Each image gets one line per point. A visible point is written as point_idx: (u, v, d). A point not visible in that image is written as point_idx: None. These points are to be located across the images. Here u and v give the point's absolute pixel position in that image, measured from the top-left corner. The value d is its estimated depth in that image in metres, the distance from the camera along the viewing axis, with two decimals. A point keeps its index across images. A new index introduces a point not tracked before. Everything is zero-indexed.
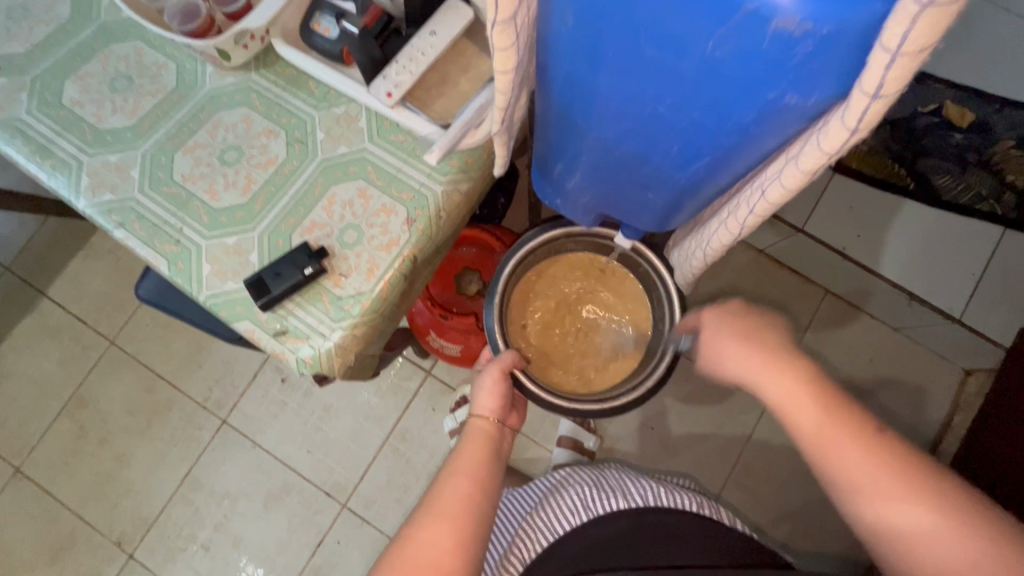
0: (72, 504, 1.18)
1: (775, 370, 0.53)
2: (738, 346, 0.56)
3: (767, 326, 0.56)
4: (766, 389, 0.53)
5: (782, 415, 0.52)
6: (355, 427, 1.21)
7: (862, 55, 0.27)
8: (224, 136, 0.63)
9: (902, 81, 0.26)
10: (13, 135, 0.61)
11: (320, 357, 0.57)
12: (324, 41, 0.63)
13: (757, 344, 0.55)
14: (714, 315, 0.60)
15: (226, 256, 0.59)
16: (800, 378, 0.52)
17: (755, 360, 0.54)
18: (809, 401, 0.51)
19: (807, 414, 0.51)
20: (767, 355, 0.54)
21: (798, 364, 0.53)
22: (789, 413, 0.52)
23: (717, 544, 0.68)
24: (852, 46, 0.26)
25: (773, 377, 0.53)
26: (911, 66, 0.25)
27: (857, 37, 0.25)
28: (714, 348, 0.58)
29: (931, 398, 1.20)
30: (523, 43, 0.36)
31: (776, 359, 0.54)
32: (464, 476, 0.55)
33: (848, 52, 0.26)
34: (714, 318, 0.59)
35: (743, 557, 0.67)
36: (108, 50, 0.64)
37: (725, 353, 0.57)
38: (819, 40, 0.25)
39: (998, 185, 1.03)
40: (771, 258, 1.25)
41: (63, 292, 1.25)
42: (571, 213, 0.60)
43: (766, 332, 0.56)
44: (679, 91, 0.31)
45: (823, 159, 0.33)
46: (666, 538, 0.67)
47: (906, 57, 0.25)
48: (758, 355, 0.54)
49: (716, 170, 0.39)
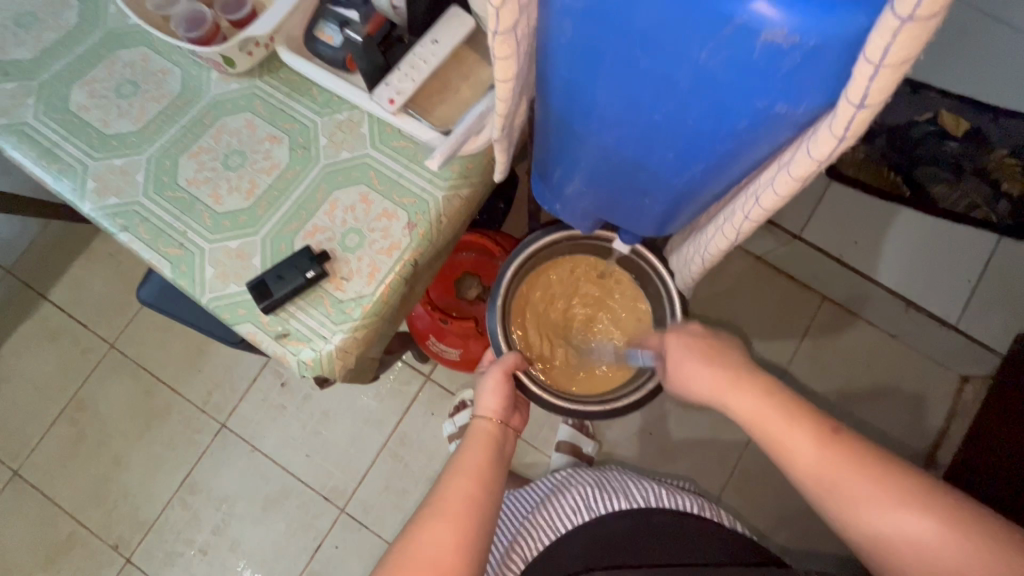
0: (70, 508, 1.18)
1: (735, 385, 0.55)
2: (699, 367, 0.58)
3: (724, 347, 0.59)
4: (732, 403, 0.55)
5: (753, 429, 0.54)
6: (354, 431, 1.22)
7: (848, 66, 0.28)
8: (228, 141, 0.64)
9: (886, 91, 0.27)
10: (20, 140, 0.62)
11: (321, 359, 0.58)
12: (328, 49, 0.63)
13: (716, 362, 0.58)
14: (673, 344, 0.62)
15: (229, 259, 0.60)
16: (765, 387, 0.54)
17: (718, 377, 0.56)
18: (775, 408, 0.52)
19: (775, 421, 0.52)
20: (725, 372, 0.56)
21: (761, 377, 0.55)
22: (757, 424, 0.53)
23: (717, 543, 0.68)
24: (838, 58, 0.27)
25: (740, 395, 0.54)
26: (894, 78, 0.26)
27: (843, 49, 0.26)
28: (677, 375, 0.61)
29: (928, 404, 1.20)
30: (523, 52, 0.37)
31: (737, 375, 0.56)
32: (467, 475, 0.56)
33: (835, 64, 0.27)
34: (671, 347, 0.62)
35: (742, 556, 0.67)
36: (114, 56, 0.65)
37: (688, 376, 0.59)
38: (806, 52, 0.26)
39: (993, 194, 1.04)
40: (769, 264, 1.26)
41: (64, 296, 1.26)
42: (571, 218, 0.61)
43: (724, 352, 0.58)
44: (674, 99, 0.32)
45: (814, 165, 0.34)
46: (668, 538, 0.68)
47: (889, 69, 0.26)
48: (719, 374, 0.56)
49: (710, 176, 0.40)
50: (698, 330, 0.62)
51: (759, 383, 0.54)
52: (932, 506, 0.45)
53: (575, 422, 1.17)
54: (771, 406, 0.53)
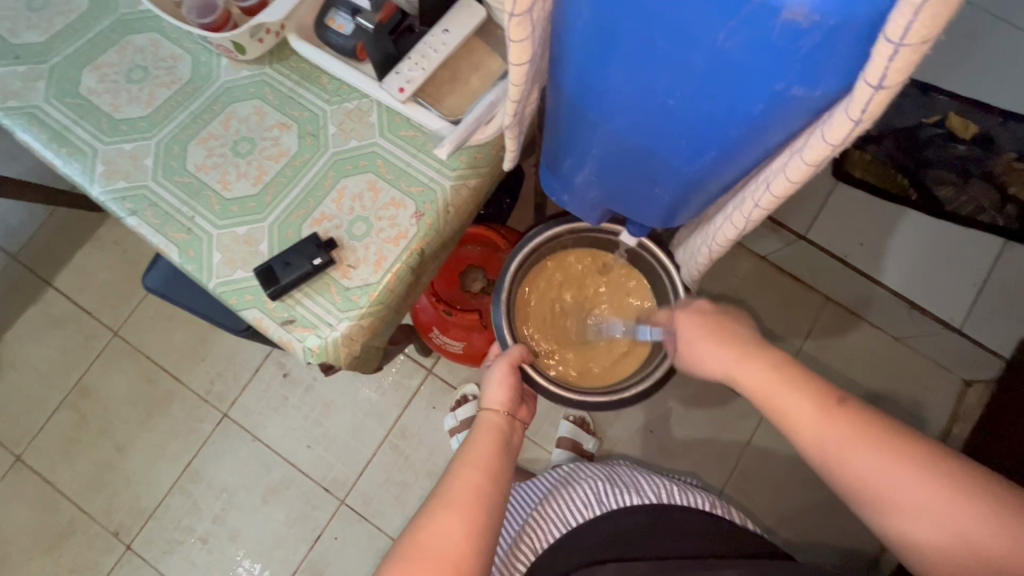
0: (71, 494, 1.19)
1: (751, 361, 0.54)
2: (711, 346, 0.57)
3: (730, 323, 0.58)
4: (747, 381, 0.54)
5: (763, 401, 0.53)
6: (355, 423, 1.22)
7: (867, 47, 0.28)
8: (237, 128, 0.64)
9: (904, 72, 0.27)
10: (31, 122, 0.62)
11: (326, 346, 0.58)
12: (339, 37, 0.64)
13: (730, 340, 0.56)
14: (683, 323, 0.60)
15: (236, 245, 0.60)
16: (775, 362, 0.53)
17: (734, 355, 0.55)
18: (791, 388, 0.51)
19: (793, 403, 0.51)
20: (741, 348, 0.55)
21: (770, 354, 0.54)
22: (773, 401, 0.52)
23: (726, 537, 0.68)
24: (857, 38, 0.27)
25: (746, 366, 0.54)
26: (913, 59, 0.26)
27: (863, 27, 0.26)
28: (690, 356, 0.59)
29: (930, 407, 1.20)
30: (538, 36, 0.37)
31: (750, 349, 0.55)
32: (476, 466, 0.56)
33: (854, 43, 0.27)
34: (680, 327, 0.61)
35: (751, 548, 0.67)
36: (125, 41, 0.66)
37: (702, 357, 0.58)
38: (826, 32, 0.26)
39: (1000, 198, 1.03)
40: (773, 264, 1.26)
41: (69, 283, 1.26)
42: (578, 209, 0.61)
43: (731, 329, 0.57)
44: (690, 82, 0.32)
45: (828, 150, 0.34)
46: (680, 530, 0.68)
47: (909, 49, 0.26)
48: (729, 349, 0.56)
49: (723, 164, 0.40)
50: (706, 305, 0.60)
51: (772, 361, 0.54)
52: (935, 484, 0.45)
53: (576, 419, 1.18)
54: (790, 384, 0.52)
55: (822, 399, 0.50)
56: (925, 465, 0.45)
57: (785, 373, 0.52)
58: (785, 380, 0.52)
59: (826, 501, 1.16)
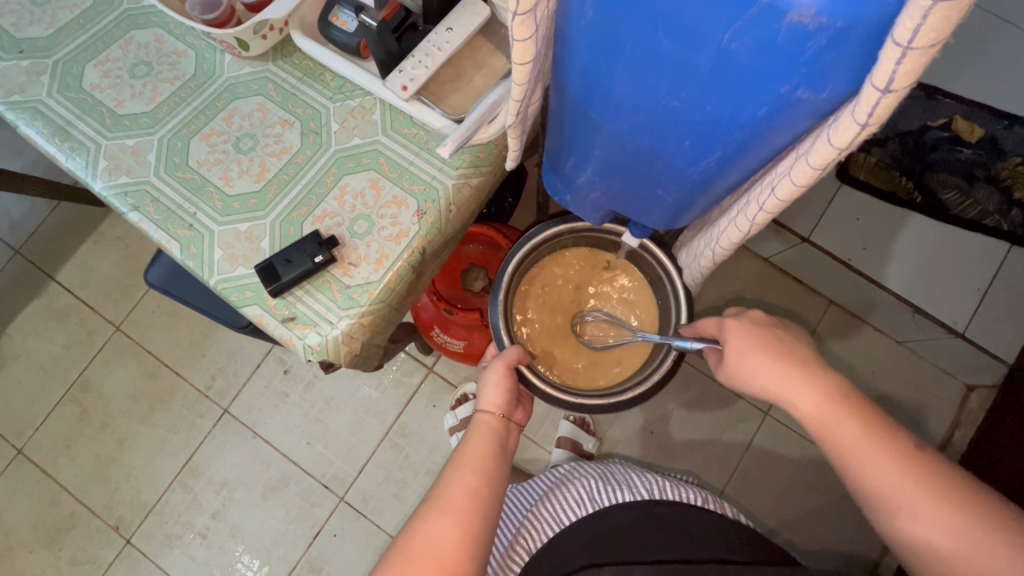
0: (72, 487, 1.19)
1: (807, 384, 0.53)
2: (766, 363, 0.55)
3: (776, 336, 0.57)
4: (798, 401, 0.53)
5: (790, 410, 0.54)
6: (355, 421, 1.22)
7: (875, 49, 0.27)
8: (240, 124, 0.64)
9: (912, 76, 0.27)
10: (34, 117, 0.62)
11: (326, 344, 0.58)
12: (342, 35, 0.62)
13: (787, 359, 0.55)
14: (733, 331, 0.59)
15: (237, 242, 0.60)
16: (833, 389, 0.52)
17: (788, 373, 0.54)
18: (849, 415, 0.51)
19: (847, 429, 0.50)
20: (797, 369, 0.54)
21: (827, 378, 0.53)
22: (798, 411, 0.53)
23: (723, 533, 0.68)
24: (864, 40, 0.27)
25: (786, 382, 0.54)
26: (921, 62, 0.26)
27: (871, 30, 0.26)
28: (736, 368, 0.58)
29: (931, 412, 1.20)
30: (542, 36, 0.37)
31: (802, 369, 0.54)
32: (470, 469, 0.56)
33: (860, 46, 0.27)
34: (731, 335, 0.59)
35: (747, 546, 0.66)
36: (130, 36, 0.66)
37: (752, 370, 0.56)
38: (833, 34, 0.26)
39: (1005, 202, 1.02)
40: (775, 267, 1.26)
41: (71, 277, 1.26)
42: (580, 209, 0.61)
43: (788, 347, 0.56)
44: (694, 84, 0.32)
45: (834, 154, 0.33)
46: (674, 526, 0.68)
47: (917, 53, 0.25)
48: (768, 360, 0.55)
49: (726, 165, 0.39)
50: (762, 318, 0.59)
51: (831, 386, 0.52)
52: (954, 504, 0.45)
53: (576, 419, 1.18)
54: (846, 412, 0.51)
55: (877, 430, 0.50)
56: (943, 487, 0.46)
57: (842, 399, 0.52)
58: (842, 408, 0.51)
59: (827, 504, 1.15)
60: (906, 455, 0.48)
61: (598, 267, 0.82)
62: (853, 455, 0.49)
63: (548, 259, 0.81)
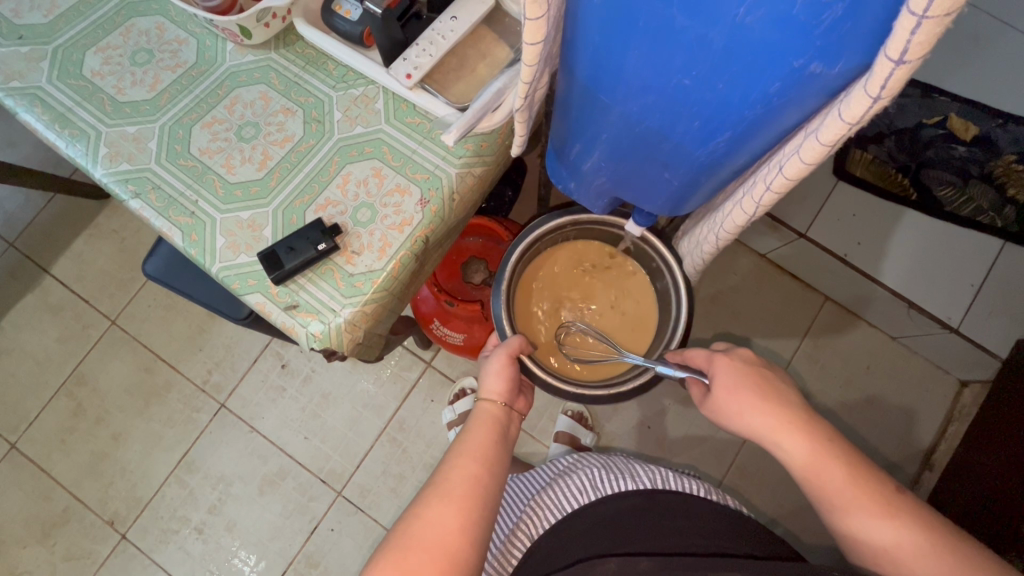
0: (66, 482, 1.18)
1: (794, 426, 0.54)
2: (752, 404, 0.56)
3: (758, 366, 0.59)
4: (787, 434, 0.54)
5: (773, 439, 0.55)
6: (354, 415, 1.22)
7: (891, 21, 0.27)
8: (242, 113, 0.63)
9: (928, 46, 0.27)
10: (33, 103, 0.61)
11: (330, 332, 0.58)
12: (346, 23, 0.63)
13: (774, 400, 0.55)
14: (721, 367, 0.59)
15: (240, 230, 0.60)
16: (812, 421, 0.54)
17: (775, 414, 0.55)
18: (833, 458, 0.52)
19: (835, 474, 0.51)
20: (783, 411, 0.55)
21: (812, 420, 0.55)
22: (780, 441, 0.54)
23: (725, 520, 0.69)
24: (881, 11, 0.27)
25: (768, 408, 0.55)
26: (936, 32, 0.26)
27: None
28: (724, 406, 0.58)
29: (925, 406, 1.21)
30: (553, 14, 0.37)
31: (780, 402, 0.55)
32: (471, 458, 0.56)
33: (876, 16, 0.27)
34: (716, 369, 0.60)
35: (751, 533, 0.67)
36: (130, 23, 0.65)
37: (739, 409, 0.56)
38: (849, 4, 0.26)
39: (999, 199, 1.04)
40: (773, 263, 1.27)
41: (65, 271, 1.25)
42: (584, 197, 0.62)
43: (774, 385, 0.57)
44: (707, 62, 0.32)
45: (844, 130, 0.34)
46: (677, 511, 0.68)
47: (932, 22, 0.25)
48: (749, 395, 0.56)
49: (735, 147, 0.40)
50: (751, 357, 0.60)
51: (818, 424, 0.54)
52: (929, 531, 0.47)
53: (574, 414, 1.18)
54: (831, 453, 0.52)
55: (860, 471, 0.51)
56: (917, 518, 0.48)
57: (827, 442, 0.53)
58: (828, 451, 0.52)
59: None
60: (883, 491, 0.50)
61: (583, 252, 0.82)
62: (838, 494, 0.51)
63: (531, 266, 0.81)
